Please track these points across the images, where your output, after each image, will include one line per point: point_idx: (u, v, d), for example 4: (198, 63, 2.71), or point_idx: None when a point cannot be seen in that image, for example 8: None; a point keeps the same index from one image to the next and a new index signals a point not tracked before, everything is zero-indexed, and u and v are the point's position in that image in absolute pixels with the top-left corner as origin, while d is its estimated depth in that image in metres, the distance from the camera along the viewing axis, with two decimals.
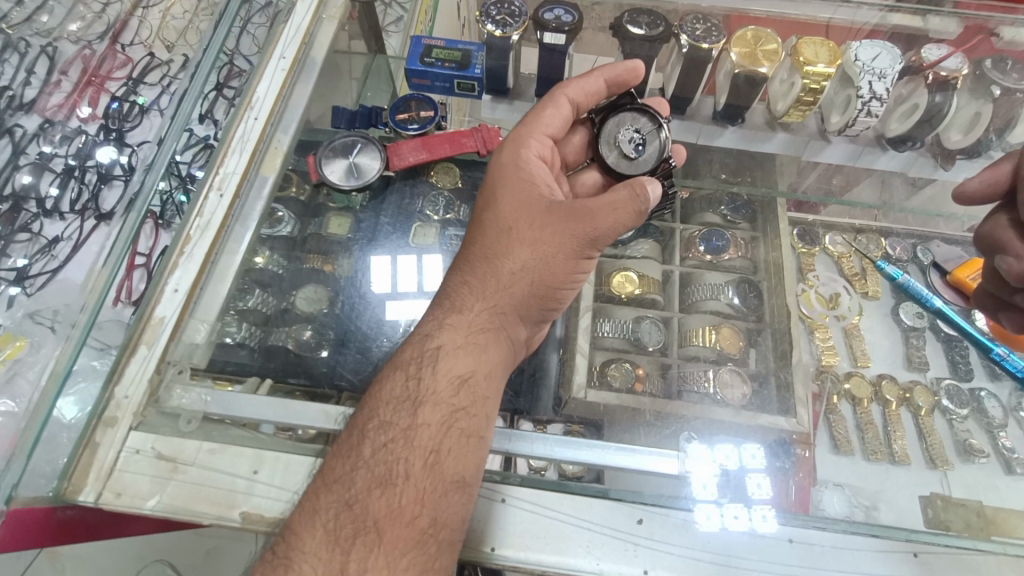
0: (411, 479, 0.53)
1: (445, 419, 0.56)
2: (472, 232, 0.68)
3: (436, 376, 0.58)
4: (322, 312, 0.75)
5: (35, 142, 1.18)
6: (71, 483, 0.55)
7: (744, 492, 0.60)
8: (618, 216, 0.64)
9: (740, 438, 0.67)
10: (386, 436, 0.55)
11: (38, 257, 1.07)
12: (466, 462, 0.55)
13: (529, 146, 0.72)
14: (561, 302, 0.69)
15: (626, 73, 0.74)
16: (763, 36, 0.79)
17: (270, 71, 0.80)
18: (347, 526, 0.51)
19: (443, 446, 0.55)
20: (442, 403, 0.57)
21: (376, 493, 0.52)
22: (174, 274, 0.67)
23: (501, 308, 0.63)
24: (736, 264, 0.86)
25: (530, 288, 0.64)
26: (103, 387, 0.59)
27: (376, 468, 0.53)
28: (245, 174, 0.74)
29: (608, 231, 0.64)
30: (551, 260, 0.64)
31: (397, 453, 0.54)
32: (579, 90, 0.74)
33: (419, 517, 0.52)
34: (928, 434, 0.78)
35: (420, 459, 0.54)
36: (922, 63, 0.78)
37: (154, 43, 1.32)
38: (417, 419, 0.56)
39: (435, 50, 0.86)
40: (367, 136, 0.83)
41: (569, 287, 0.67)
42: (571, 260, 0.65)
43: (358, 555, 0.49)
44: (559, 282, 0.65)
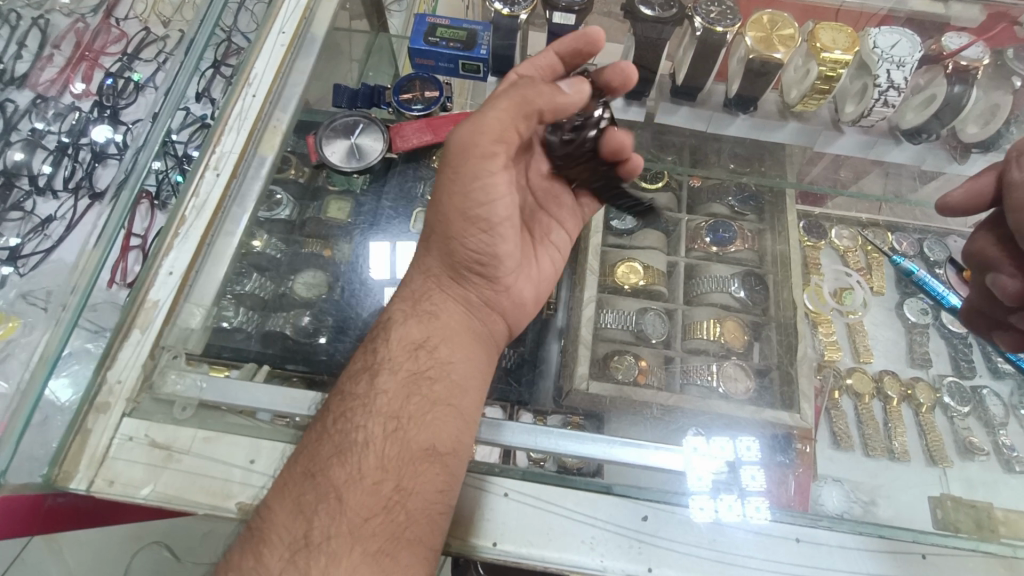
0: (372, 446, 0.54)
1: (402, 385, 0.58)
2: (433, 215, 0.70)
3: (390, 345, 0.62)
4: (321, 298, 0.73)
5: (27, 118, 1.15)
6: (62, 470, 0.54)
7: (744, 486, 0.59)
8: (485, 120, 0.60)
9: (735, 430, 0.66)
10: (341, 405, 0.57)
11: (31, 237, 1.05)
12: (432, 430, 0.56)
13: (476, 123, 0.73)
14: (490, 246, 0.65)
15: (578, 40, 0.68)
16: (779, 21, 0.76)
17: (269, 46, 0.78)
18: (309, 494, 0.52)
19: (404, 411, 0.57)
20: (397, 369, 0.60)
21: (335, 462, 0.53)
22: (170, 255, 0.66)
23: (434, 271, 0.67)
24: (743, 256, 0.85)
25: (452, 245, 0.65)
26: (96, 370, 0.58)
27: (334, 436, 0.55)
28: (243, 153, 0.72)
29: (470, 140, 0.60)
30: (444, 206, 0.63)
31: (353, 420, 0.56)
32: (531, 66, 0.70)
33: (382, 483, 0.53)
34: (929, 431, 0.77)
35: (378, 426, 0.56)
36: (942, 52, 0.75)
37: (149, 17, 1.28)
38: (374, 387, 0.58)
39: (440, 29, 0.84)
40: (368, 116, 0.82)
41: (480, 226, 0.63)
42: (457, 195, 0.62)
43: (321, 522, 0.50)
44: (459, 222, 0.63)
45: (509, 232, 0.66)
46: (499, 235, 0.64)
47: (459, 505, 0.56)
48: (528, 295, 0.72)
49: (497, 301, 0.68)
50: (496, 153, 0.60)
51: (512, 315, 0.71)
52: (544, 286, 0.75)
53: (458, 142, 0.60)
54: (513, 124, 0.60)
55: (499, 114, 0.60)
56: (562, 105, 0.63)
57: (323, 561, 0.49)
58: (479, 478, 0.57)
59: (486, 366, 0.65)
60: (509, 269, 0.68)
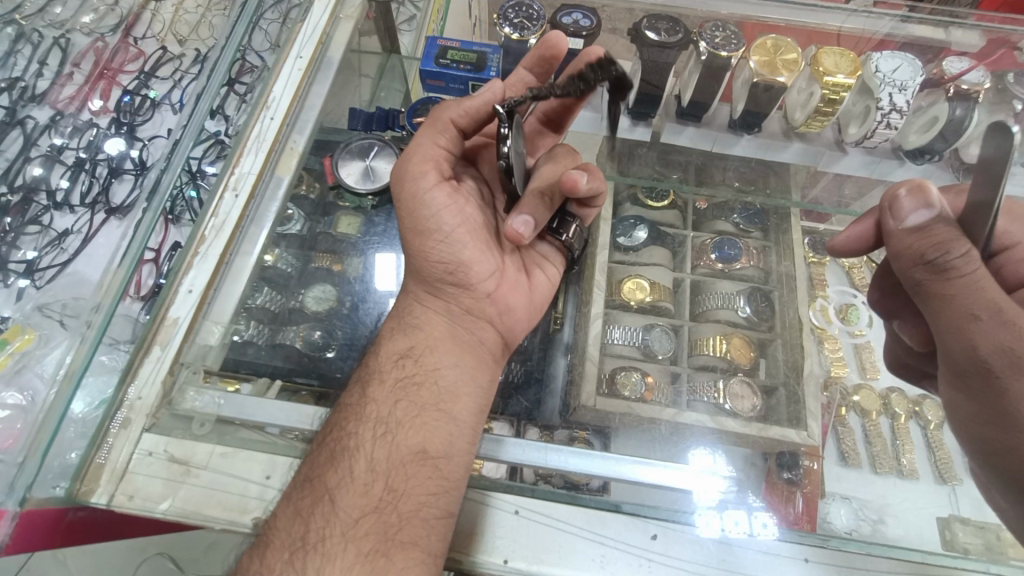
0: (362, 451, 0.55)
1: (392, 392, 0.60)
2: None
3: (380, 357, 0.64)
4: (330, 313, 0.74)
5: (46, 134, 1.18)
6: (84, 485, 0.55)
7: (751, 501, 0.60)
8: (412, 150, 0.67)
9: (737, 445, 0.68)
10: (337, 415, 0.59)
11: (48, 250, 1.07)
12: (423, 434, 0.57)
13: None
14: (449, 253, 0.66)
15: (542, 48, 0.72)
16: (783, 45, 0.78)
17: (287, 70, 0.80)
18: (306, 499, 0.53)
19: (394, 417, 0.58)
20: (386, 377, 0.61)
21: (330, 467, 0.54)
22: (189, 275, 0.67)
23: (413, 289, 0.69)
24: (748, 272, 0.87)
25: (420, 261, 0.67)
26: (118, 386, 0.60)
27: (328, 444, 0.56)
28: (261, 174, 0.74)
29: (402, 167, 0.66)
30: (403, 235, 0.68)
31: (347, 429, 0.57)
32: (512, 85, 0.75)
33: (373, 485, 0.54)
34: (937, 449, 0.74)
35: (369, 431, 0.57)
36: (944, 76, 0.77)
37: (166, 36, 1.32)
38: (366, 395, 0.60)
39: (451, 51, 0.86)
40: (383, 138, 0.84)
41: (431, 237, 0.65)
42: (406, 218, 0.66)
43: (316, 525, 0.51)
44: (414, 239, 0.66)
45: (469, 238, 0.66)
46: (457, 241, 0.65)
47: (468, 521, 0.57)
48: (518, 304, 0.70)
49: (481, 309, 0.68)
50: (426, 171, 0.65)
51: (503, 322, 0.69)
52: (539, 291, 0.73)
53: (396, 177, 0.67)
54: (434, 142, 0.66)
55: (424, 139, 0.67)
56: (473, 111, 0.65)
57: (319, 562, 0.49)
58: (490, 495, 0.58)
59: (479, 376, 0.64)
60: (483, 274, 0.67)
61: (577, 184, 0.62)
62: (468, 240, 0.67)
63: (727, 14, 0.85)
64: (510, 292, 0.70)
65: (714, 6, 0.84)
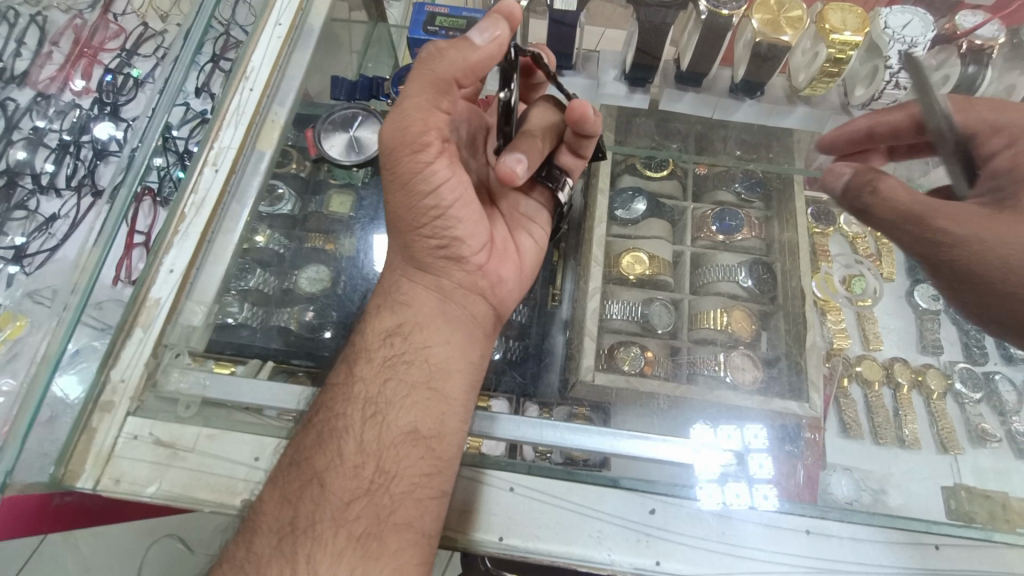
0: (351, 432, 0.54)
1: (380, 371, 0.58)
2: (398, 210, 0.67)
3: (366, 334, 0.61)
4: (324, 293, 0.73)
5: (28, 116, 1.15)
6: (68, 469, 0.54)
7: (751, 473, 0.59)
8: (405, 112, 0.57)
9: (742, 418, 0.66)
10: (323, 396, 0.57)
11: (36, 235, 1.05)
12: (414, 413, 0.56)
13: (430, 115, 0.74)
14: (447, 227, 0.62)
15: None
16: (787, 2, 0.74)
17: (265, 39, 0.76)
18: (294, 482, 0.52)
19: (383, 398, 0.57)
20: (374, 356, 0.59)
21: (318, 450, 0.53)
22: (170, 254, 0.65)
23: (400, 264, 0.65)
24: (750, 244, 0.83)
25: (410, 237, 0.63)
26: (99, 370, 0.58)
27: (316, 425, 0.55)
28: (241, 148, 0.71)
29: (396, 133, 0.57)
30: (391, 208, 0.62)
31: (335, 409, 0.56)
32: None
33: (364, 466, 0.53)
34: (940, 418, 0.76)
35: (358, 412, 0.55)
36: (956, 31, 0.72)
37: (147, 11, 1.27)
38: (353, 374, 0.58)
39: (440, 18, 0.82)
40: (367, 108, 0.80)
41: (428, 213, 0.60)
42: (399, 192, 0.60)
43: (307, 508, 0.51)
44: (407, 214, 0.60)
45: (467, 212, 0.62)
46: (453, 217, 0.61)
47: (463, 498, 0.56)
48: (509, 274, 0.69)
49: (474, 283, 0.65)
50: (426, 141, 0.57)
51: (494, 294, 0.67)
52: (529, 261, 0.72)
53: (386, 145, 0.58)
54: (433, 105, 0.58)
55: (420, 100, 0.58)
56: (482, 64, 0.58)
57: (309, 547, 0.49)
58: (485, 473, 0.57)
59: (471, 354, 0.63)
60: (478, 249, 0.64)
61: (588, 111, 0.65)
62: (464, 215, 0.62)
63: None
64: (501, 261, 0.68)
65: None
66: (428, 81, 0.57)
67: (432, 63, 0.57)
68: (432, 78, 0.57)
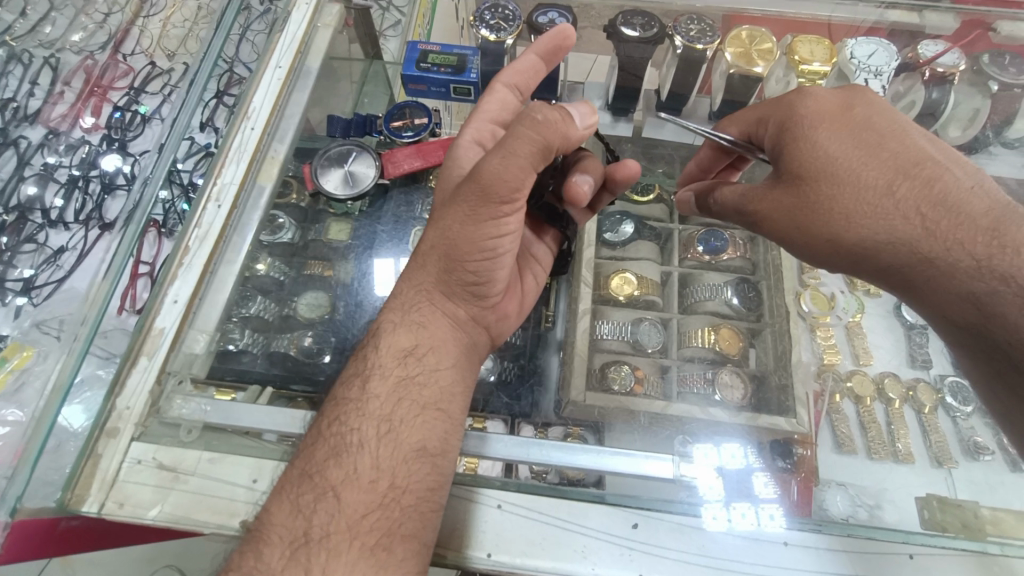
0: (367, 447, 0.54)
1: (394, 390, 0.58)
2: (428, 230, 0.64)
3: (381, 352, 0.61)
4: (323, 319, 0.75)
5: (39, 152, 1.20)
6: (74, 493, 0.56)
7: (758, 495, 0.61)
8: (506, 171, 0.55)
9: (740, 437, 0.69)
10: (334, 409, 0.57)
11: (44, 268, 1.09)
12: (423, 431, 0.57)
13: (462, 133, 0.73)
14: (490, 270, 0.63)
15: (555, 37, 0.72)
16: (758, 35, 0.78)
17: (266, 80, 0.81)
18: (308, 495, 0.52)
19: (397, 415, 0.57)
20: (388, 374, 0.59)
21: (332, 463, 0.53)
22: (174, 285, 0.68)
23: (426, 284, 0.64)
24: (735, 263, 0.86)
25: (448, 266, 0.62)
26: (106, 398, 0.61)
27: (330, 439, 0.55)
28: (243, 184, 0.75)
29: (494, 176, 0.56)
30: (448, 231, 0.60)
31: (347, 424, 0.56)
32: (514, 74, 0.74)
33: (378, 481, 0.53)
34: (932, 432, 0.77)
35: (373, 428, 0.56)
36: (919, 60, 0.77)
37: (155, 51, 1.33)
38: (367, 391, 0.58)
39: (431, 55, 0.86)
40: (361, 143, 0.84)
41: (483, 254, 0.61)
42: (471, 223, 0.59)
43: (320, 520, 0.51)
44: (467, 247, 0.60)
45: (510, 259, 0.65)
46: (499, 262, 0.63)
47: (454, 516, 0.57)
48: (512, 309, 0.73)
49: (487, 313, 0.68)
50: (514, 195, 0.57)
51: (495, 326, 0.71)
52: (529, 299, 0.77)
53: (478, 180, 0.56)
54: (534, 168, 0.57)
55: (525, 160, 0.56)
56: (574, 140, 0.62)
57: (324, 558, 0.49)
58: (478, 492, 0.59)
59: (472, 377, 0.64)
60: (500, 290, 0.67)
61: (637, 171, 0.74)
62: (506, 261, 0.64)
63: (704, 8, 0.83)
64: (506, 304, 0.72)
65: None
66: (537, 140, 0.56)
67: (543, 128, 0.57)
68: (540, 138, 0.57)
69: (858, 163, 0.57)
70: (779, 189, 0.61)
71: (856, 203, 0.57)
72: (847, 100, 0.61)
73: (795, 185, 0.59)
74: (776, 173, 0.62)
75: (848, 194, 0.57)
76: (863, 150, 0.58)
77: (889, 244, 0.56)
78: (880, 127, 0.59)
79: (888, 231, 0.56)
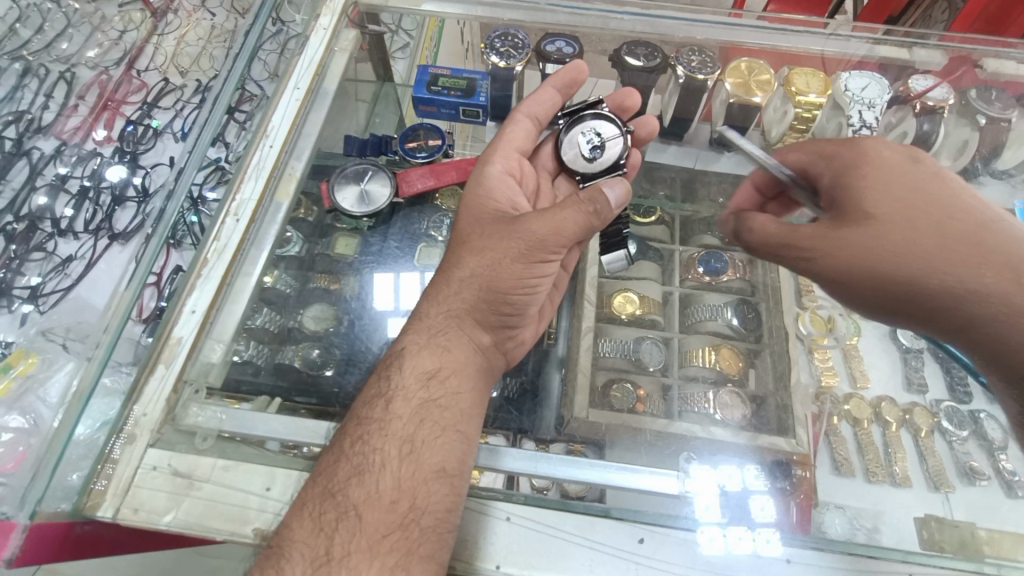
0: (388, 468, 0.55)
1: (416, 411, 0.58)
2: (461, 255, 0.66)
3: (403, 373, 0.61)
4: (330, 332, 0.77)
5: (52, 164, 1.22)
6: (91, 499, 0.57)
7: (755, 519, 0.62)
8: (563, 231, 0.61)
9: (744, 456, 0.70)
10: (357, 428, 0.58)
11: (52, 276, 1.09)
12: (443, 452, 0.58)
13: (494, 163, 0.74)
14: (525, 306, 0.67)
15: (573, 74, 0.77)
16: (756, 67, 0.84)
17: (284, 101, 0.83)
18: (329, 513, 0.52)
19: (418, 436, 0.57)
20: (412, 396, 0.59)
21: (354, 482, 0.54)
22: (192, 296, 0.69)
23: (458, 310, 0.65)
24: (734, 285, 0.88)
25: (483, 296, 0.64)
26: (124, 405, 0.61)
27: (352, 457, 0.56)
28: (261, 200, 0.77)
29: (552, 230, 0.61)
30: (495, 264, 0.63)
31: (370, 443, 0.56)
32: (535, 104, 0.77)
33: (399, 501, 0.54)
34: (929, 457, 0.78)
35: (396, 448, 0.56)
36: (909, 94, 0.81)
37: (168, 68, 1.37)
38: (390, 411, 0.58)
39: (441, 79, 0.90)
40: (377, 163, 0.86)
41: (524, 290, 0.65)
42: (520, 262, 0.62)
43: (340, 539, 0.51)
44: (510, 284, 0.63)
45: (539, 298, 0.69)
46: (529, 300, 0.67)
47: (465, 528, 0.58)
48: (529, 335, 0.75)
49: (502, 341, 0.70)
50: (563, 248, 0.63)
51: (512, 351, 0.72)
52: (541, 327, 0.79)
53: (536, 232, 0.61)
54: (582, 233, 0.63)
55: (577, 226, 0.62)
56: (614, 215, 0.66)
57: None
58: (487, 504, 0.59)
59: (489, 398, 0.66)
60: (524, 323, 0.70)
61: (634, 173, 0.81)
62: (534, 298, 0.68)
63: (705, 40, 0.86)
64: (523, 333, 0.73)
65: (691, 31, 0.86)
66: (590, 212, 0.62)
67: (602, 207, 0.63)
68: (591, 211, 0.62)
69: (933, 209, 0.55)
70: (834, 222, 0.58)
71: (934, 246, 0.54)
72: (910, 153, 0.60)
73: (867, 224, 0.56)
74: (840, 211, 0.58)
75: (929, 237, 0.54)
76: (938, 196, 0.56)
77: (945, 291, 0.53)
78: (946, 178, 0.58)
79: (971, 279, 0.52)
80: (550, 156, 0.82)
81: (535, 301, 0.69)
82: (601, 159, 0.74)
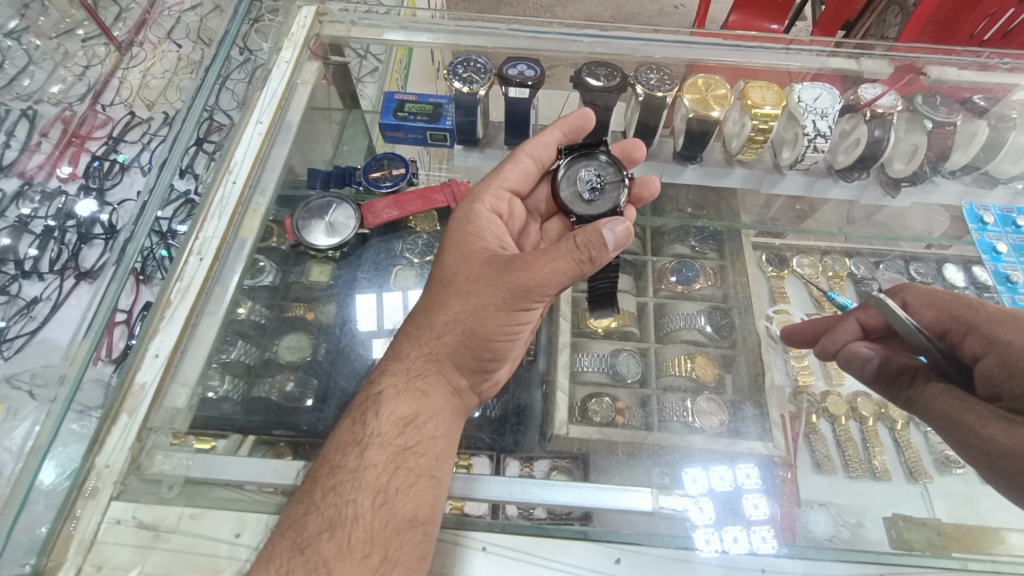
0: (361, 520, 0.54)
1: (392, 459, 0.58)
2: (440, 294, 0.66)
3: (380, 419, 0.61)
4: (306, 359, 0.79)
5: (15, 204, 1.19)
6: (51, 559, 0.54)
7: (748, 516, 0.63)
8: (547, 280, 0.60)
9: (734, 458, 0.71)
10: (330, 478, 0.57)
11: (17, 319, 1.06)
12: (416, 499, 0.57)
13: (481, 202, 0.75)
14: (503, 351, 0.68)
15: (577, 120, 0.80)
16: (713, 83, 0.85)
17: (247, 134, 0.83)
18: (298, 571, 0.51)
19: (392, 485, 0.57)
20: (387, 444, 0.59)
21: (326, 536, 0.53)
22: (155, 339, 0.67)
23: (438, 354, 0.65)
24: (707, 292, 0.89)
25: (466, 340, 0.64)
26: (85, 456, 0.59)
27: (323, 509, 0.55)
28: (224, 238, 0.75)
29: (540, 279, 0.61)
30: (479, 309, 0.63)
31: (343, 494, 0.56)
32: (539, 145, 0.78)
33: (371, 554, 0.53)
34: (906, 448, 0.79)
35: (369, 499, 0.56)
36: (859, 102, 0.85)
37: (135, 102, 1.36)
38: (364, 460, 0.58)
39: (407, 105, 0.91)
40: (340, 195, 0.86)
41: (505, 336, 0.66)
42: (503, 310, 0.63)
43: None
44: (491, 330, 0.64)
45: (518, 340, 0.70)
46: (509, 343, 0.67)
47: (441, 561, 0.58)
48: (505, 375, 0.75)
49: (479, 381, 0.70)
50: (549, 296, 0.63)
51: (486, 390, 0.72)
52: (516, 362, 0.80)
53: (523, 281, 0.61)
54: (568, 280, 0.62)
55: (564, 274, 0.61)
56: (607, 259, 0.63)
57: None
58: (462, 534, 0.59)
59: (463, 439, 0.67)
60: (502, 363, 0.71)
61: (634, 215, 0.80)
62: (514, 340, 0.68)
63: (663, 58, 0.89)
64: (496, 374, 0.73)
65: (648, 51, 0.89)
66: (582, 260, 0.60)
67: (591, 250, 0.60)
68: (583, 259, 0.60)
69: None
70: (993, 352, 0.56)
71: None
72: None
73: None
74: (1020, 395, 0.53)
75: None
76: None
77: None
78: None
79: None
80: (545, 199, 0.83)
81: (512, 343, 0.69)
82: (599, 201, 0.74)
